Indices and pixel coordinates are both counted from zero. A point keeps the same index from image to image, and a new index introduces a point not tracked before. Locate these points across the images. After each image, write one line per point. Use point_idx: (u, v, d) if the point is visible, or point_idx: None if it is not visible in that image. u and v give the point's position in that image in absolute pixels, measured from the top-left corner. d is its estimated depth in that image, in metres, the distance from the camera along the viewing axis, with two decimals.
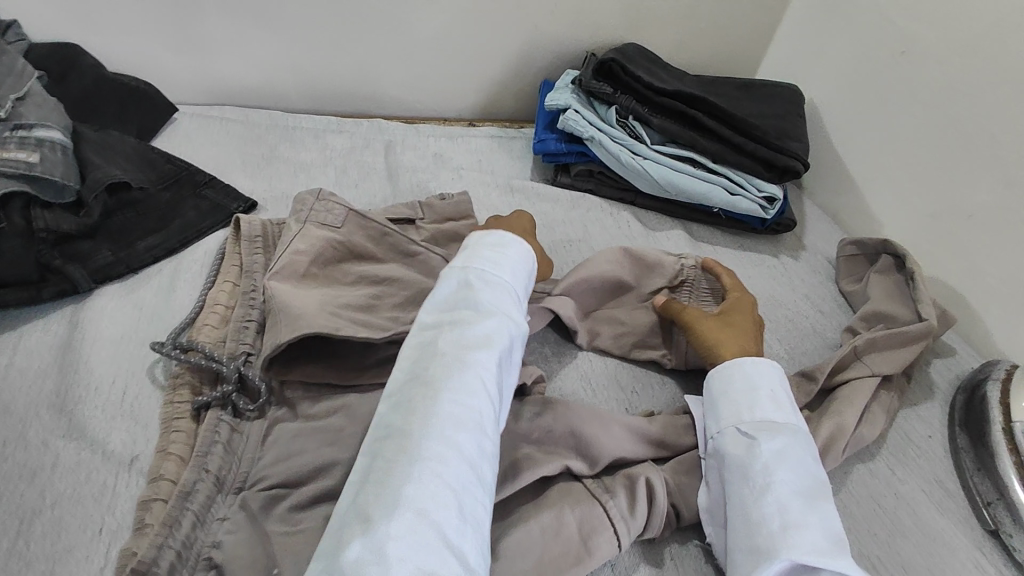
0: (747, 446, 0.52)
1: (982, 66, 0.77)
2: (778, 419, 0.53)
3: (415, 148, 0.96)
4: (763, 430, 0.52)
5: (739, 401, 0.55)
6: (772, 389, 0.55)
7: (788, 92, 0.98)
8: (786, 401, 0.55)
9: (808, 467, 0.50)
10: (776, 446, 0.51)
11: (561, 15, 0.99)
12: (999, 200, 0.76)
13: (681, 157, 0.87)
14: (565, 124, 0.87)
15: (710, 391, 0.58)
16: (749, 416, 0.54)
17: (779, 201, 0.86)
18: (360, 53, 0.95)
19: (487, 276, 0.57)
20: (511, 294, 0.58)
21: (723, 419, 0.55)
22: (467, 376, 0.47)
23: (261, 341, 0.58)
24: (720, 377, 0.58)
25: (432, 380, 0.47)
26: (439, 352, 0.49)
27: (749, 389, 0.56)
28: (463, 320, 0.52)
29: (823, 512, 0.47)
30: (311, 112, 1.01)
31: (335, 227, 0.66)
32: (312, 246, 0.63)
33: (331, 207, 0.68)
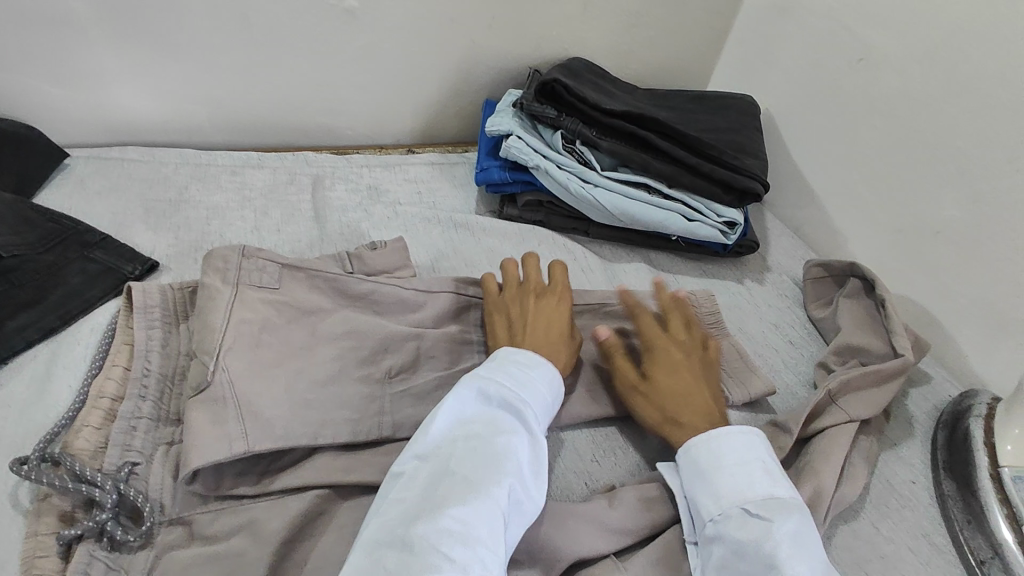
0: (762, 528, 0.46)
1: (941, 74, 0.73)
2: (783, 495, 0.48)
3: (345, 181, 0.88)
4: (773, 509, 0.47)
5: (735, 475, 0.49)
6: (764, 461, 0.50)
7: (743, 102, 0.92)
8: (779, 470, 0.50)
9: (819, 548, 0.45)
10: (792, 526, 0.45)
11: (500, 29, 0.92)
12: (965, 215, 0.72)
13: (634, 182, 0.81)
14: (508, 152, 0.80)
15: (695, 463, 0.51)
16: (758, 493, 0.48)
17: (740, 225, 0.80)
18: (279, 80, 0.86)
19: (516, 381, 0.52)
20: (538, 396, 0.53)
21: (718, 496, 0.49)
22: (481, 496, 0.44)
23: (151, 446, 0.49)
24: (707, 447, 0.51)
25: (439, 492, 0.44)
26: (452, 465, 0.46)
27: (744, 462, 0.50)
28: (479, 431, 0.49)
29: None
30: (230, 145, 0.92)
31: (271, 288, 0.58)
32: (260, 312, 0.55)
33: (262, 263, 0.59)
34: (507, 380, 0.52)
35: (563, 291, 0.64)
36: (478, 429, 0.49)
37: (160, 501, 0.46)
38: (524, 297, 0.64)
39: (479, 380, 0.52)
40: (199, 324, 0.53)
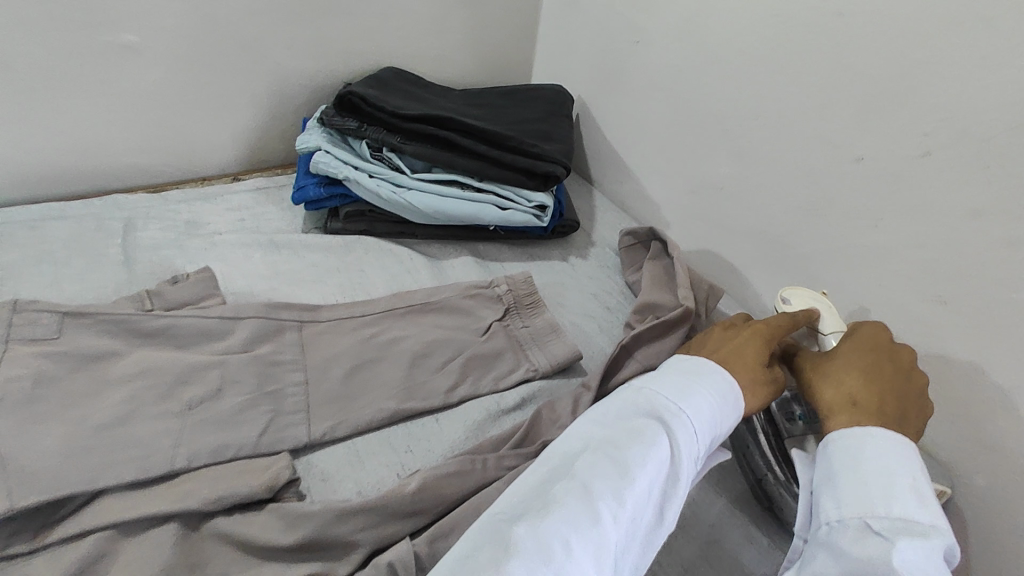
0: (862, 545, 0.42)
1: (695, 46, 0.80)
2: (930, 519, 0.42)
3: (161, 218, 0.85)
4: (894, 529, 0.42)
5: (869, 484, 0.44)
6: (914, 477, 0.44)
7: (551, 93, 0.98)
8: (931, 495, 0.43)
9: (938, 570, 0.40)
10: (908, 545, 0.41)
11: (304, 48, 0.93)
12: (736, 170, 0.80)
13: (448, 181, 0.84)
14: (317, 167, 0.81)
15: (830, 463, 0.48)
16: (884, 506, 0.43)
17: (551, 207, 0.85)
18: (71, 123, 0.83)
19: (721, 394, 0.51)
20: (705, 417, 0.49)
21: (843, 505, 0.44)
22: (592, 517, 0.42)
23: None
24: (854, 442, 0.48)
25: (550, 501, 0.43)
26: (579, 468, 0.46)
27: (886, 470, 0.45)
28: (646, 438, 0.47)
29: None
30: (31, 199, 0.86)
31: (49, 340, 0.57)
32: (32, 366, 0.53)
33: (37, 316, 0.57)
34: (726, 390, 0.52)
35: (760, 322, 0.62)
36: (614, 442, 0.47)
37: None
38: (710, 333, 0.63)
39: (701, 382, 0.52)
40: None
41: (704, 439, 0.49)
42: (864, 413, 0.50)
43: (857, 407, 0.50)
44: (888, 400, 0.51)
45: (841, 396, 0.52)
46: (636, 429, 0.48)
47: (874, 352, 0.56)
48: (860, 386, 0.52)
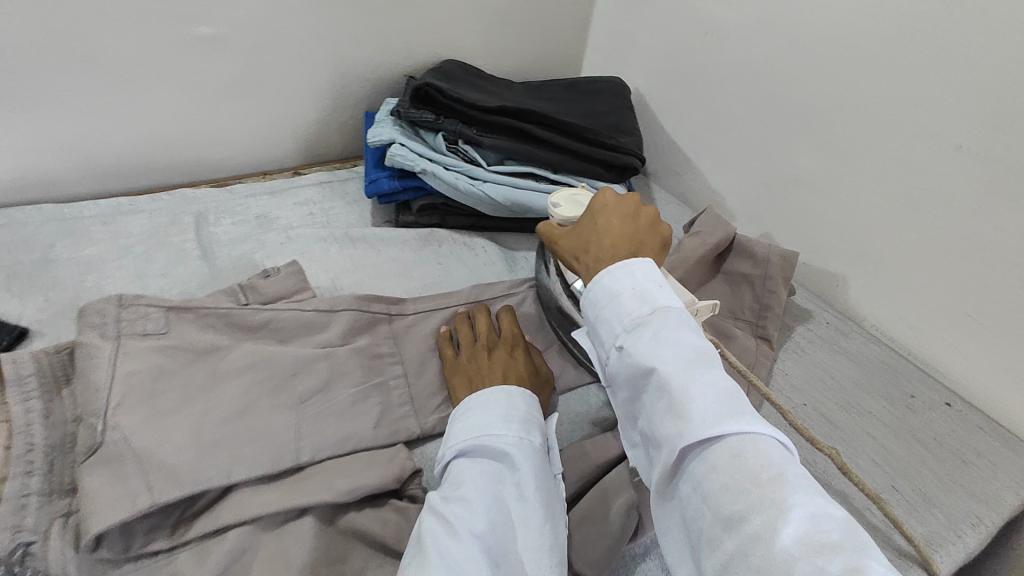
0: (622, 368, 0.46)
1: (774, 37, 0.80)
2: (649, 310, 0.47)
3: (231, 213, 0.85)
4: (631, 336, 0.46)
5: (610, 315, 0.48)
6: (636, 286, 0.48)
7: (614, 84, 0.97)
8: (655, 290, 0.48)
9: (684, 346, 0.44)
10: (643, 344, 0.45)
11: (369, 41, 0.92)
12: (814, 160, 0.80)
13: (523, 173, 0.83)
14: (393, 160, 0.80)
15: (587, 316, 0.51)
16: (626, 326, 0.47)
17: (624, 198, 0.85)
18: (143, 118, 0.82)
19: (513, 396, 0.55)
20: (506, 412, 0.53)
21: (602, 343, 0.49)
22: (455, 539, 0.44)
23: (46, 522, 0.46)
24: (590, 296, 0.51)
25: (419, 545, 0.45)
26: (431, 511, 0.47)
27: (615, 293, 0.49)
28: (478, 461, 0.50)
29: (716, 392, 0.41)
30: (99, 194, 0.86)
31: (159, 335, 0.56)
32: (148, 361, 0.53)
33: (143, 310, 0.56)
34: (515, 393, 0.55)
35: (515, 343, 0.64)
36: (450, 480, 0.50)
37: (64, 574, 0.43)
38: (479, 355, 0.62)
39: (490, 399, 0.55)
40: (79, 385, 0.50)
41: (527, 431, 0.53)
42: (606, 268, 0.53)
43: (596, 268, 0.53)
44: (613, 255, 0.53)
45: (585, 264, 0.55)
46: (458, 461, 0.51)
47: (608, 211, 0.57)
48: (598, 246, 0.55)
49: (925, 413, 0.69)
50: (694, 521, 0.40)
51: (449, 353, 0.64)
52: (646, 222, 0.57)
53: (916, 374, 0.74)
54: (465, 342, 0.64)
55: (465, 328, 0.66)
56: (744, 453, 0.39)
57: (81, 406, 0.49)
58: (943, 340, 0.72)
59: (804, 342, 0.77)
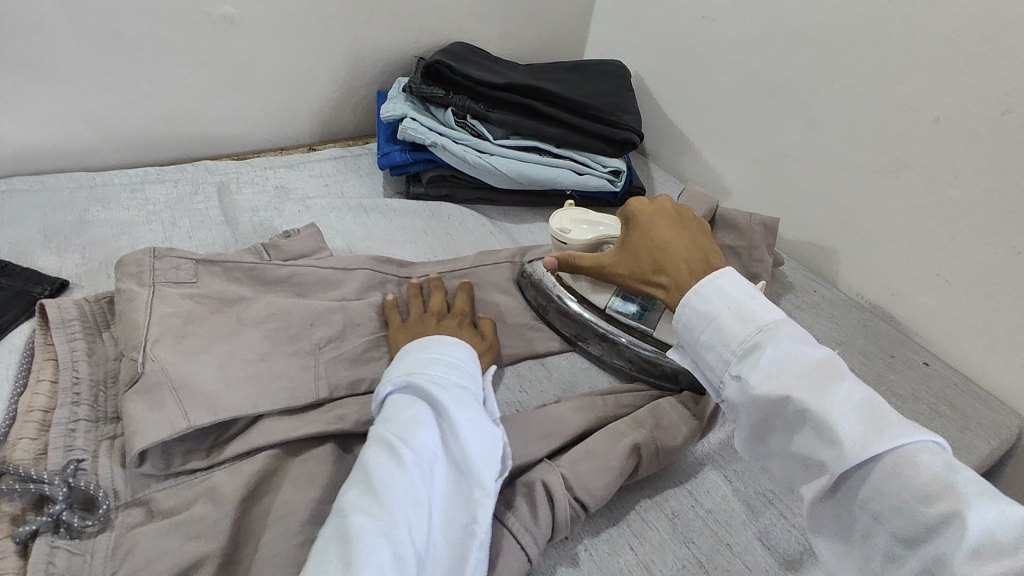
0: (744, 397, 0.50)
1: (768, 18, 0.84)
2: (754, 330, 0.51)
3: (251, 184, 0.89)
4: (744, 359, 0.51)
5: (715, 339, 0.53)
6: (729, 305, 0.53)
7: (615, 66, 1.01)
8: (748, 305, 0.53)
9: (802, 361, 0.48)
10: (757, 368, 0.49)
11: (381, 22, 0.96)
12: (804, 136, 0.84)
13: (527, 147, 0.88)
14: (405, 133, 0.84)
15: (691, 341, 0.56)
16: (733, 347, 0.51)
17: (624, 172, 0.89)
18: (167, 92, 0.86)
19: (442, 343, 0.55)
20: (444, 360, 0.53)
21: (711, 369, 0.54)
22: (395, 478, 0.44)
23: (94, 443, 0.50)
24: (686, 324, 0.56)
25: (357, 482, 0.45)
26: (369, 449, 0.47)
27: (711, 318, 0.54)
28: (405, 402, 0.50)
29: (852, 408, 0.45)
30: (125, 165, 0.90)
31: (190, 283, 0.61)
32: (181, 305, 0.57)
33: (175, 262, 0.61)
34: (444, 341, 0.55)
35: (464, 315, 0.66)
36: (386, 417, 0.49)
37: (111, 488, 0.48)
38: (427, 321, 0.64)
39: (417, 348, 0.55)
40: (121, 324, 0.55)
41: (456, 373, 0.53)
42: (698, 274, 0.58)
43: (689, 278, 0.59)
44: (695, 262, 0.60)
45: (662, 278, 0.61)
46: (395, 399, 0.51)
47: (662, 222, 0.64)
48: (673, 256, 0.60)
49: (905, 371, 0.73)
50: (873, 542, 0.43)
51: (397, 318, 0.65)
52: (689, 219, 0.65)
53: (898, 337, 0.78)
54: (414, 308, 0.66)
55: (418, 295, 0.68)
56: (903, 467, 0.42)
57: (123, 341, 0.54)
58: (922, 304, 0.76)
59: (793, 308, 0.82)
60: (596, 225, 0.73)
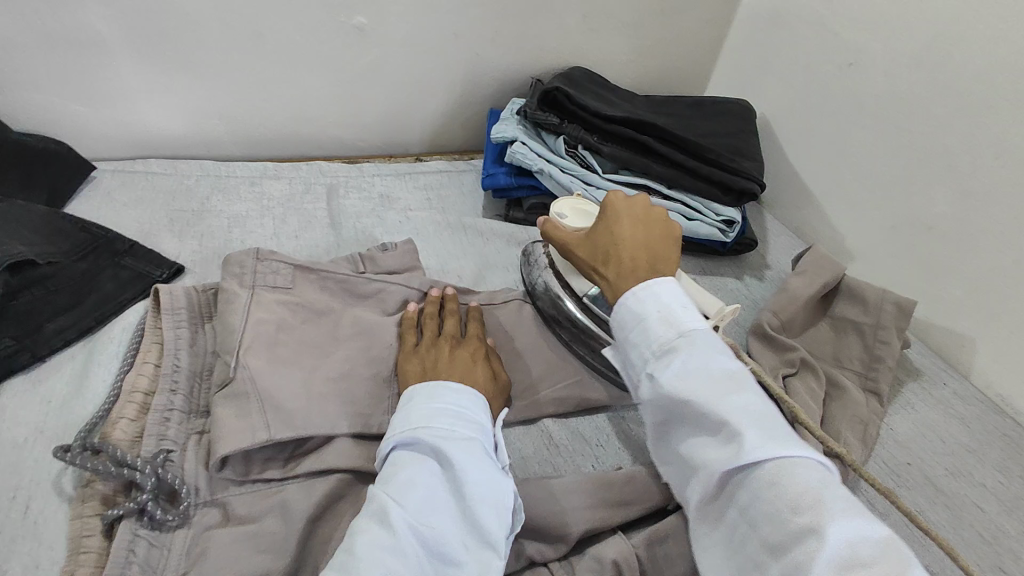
0: (651, 396, 0.46)
1: (930, 76, 0.76)
2: (675, 333, 0.46)
3: (358, 189, 0.91)
4: (659, 359, 0.46)
5: (636, 339, 0.48)
6: (661, 306, 0.48)
7: (740, 107, 0.95)
8: (676, 307, 0.47)
9: (714, 366, 0.44)
10: (673, 372, 0.45)
11: (504, 43, 0.96)
12: (954, 210, 0.74)
13: (637, 184, 0.84)
14: (514, 158, 0.83)
15: (615, 338, 0.50)
16: (657, 348, 0.46)
17: (738, 223, 0.84)
18: (293, 94, 0.90)
19: (450, 391, 0.52)
20: (447, 409, 0.50)
21: (630, 369, 0.49)
22: (386, 545, 0.41)
23: (184, 435, 0.53)
24: (617, 320, 0.50)
25: (347, 549, 0.42)
26: (367, 510, 0.45)
27: (638, 318, 0.48)
28: (407, 459, 0.47)
29: (746, 413, 0.41)
30: (248, 157, 0.95)
31: (286, 289, 0.62)
32: (274, 312, 0.59)
33: (275, 266, 0.63)
34: (452, 388, 0.52)
35: (479, 347, 0.62)
36: (386, 476, 0.47)
37: (195, 484, 0.49)
38: (438, 348, 0.61)
39: (420, 396, 0.52)
40: (221, 326, 0.57)
41: (462, 424, 0.50)
42: (639, 269, 0.53)
43: (624, 268, 0.54)
44: (640, 256, 0.54)
45: (609, 267, 0.55)
46: (398, 455, 0.48)
47: (630, 215, 0.58)
48: (620, 247, 0.55)
49: None
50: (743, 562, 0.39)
51: (409, 341, 0.62)
52: (660, 217, 0.59)
53: None
54: (428, 329, 0.64)
55: (433, 317, 0.65)
56: (783, 479, 0.38)
57: (223, 342, 0.56)
58: None
59: (914, 397, 0.73)
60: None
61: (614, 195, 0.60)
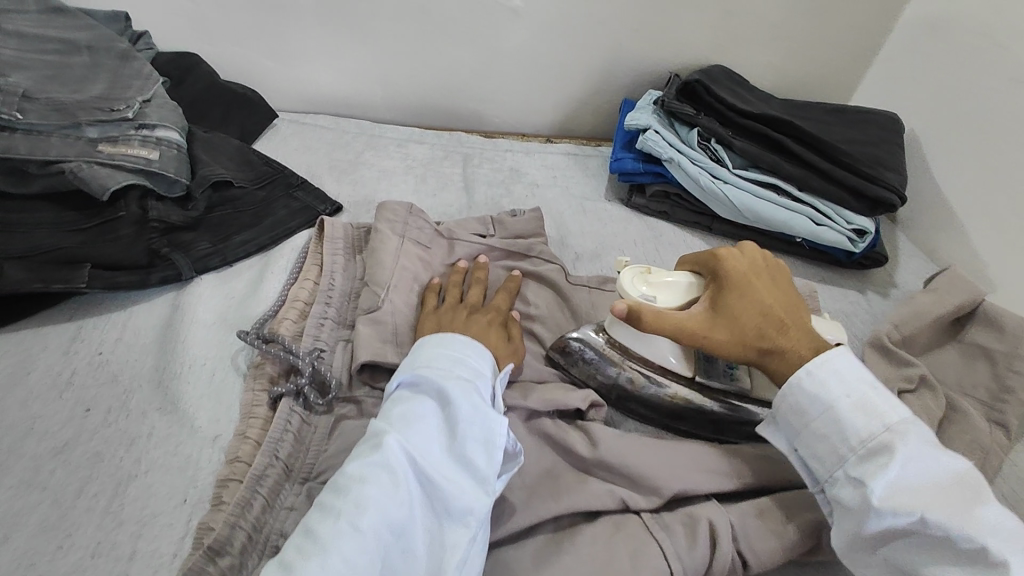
0: (859, 498, 0.46)
1: None
2: (880, 427, 0.47)
3: (491, 161, 0.98)
4: (866, 459, 0.47)
5: (829, 433, 0.49)
6: (850, 394, 0.49)
7: (886, 118, 0.91)
8: (872, 397, 0.49)
9: (931, 470, 0.45)
10: (881, 475, 0.45)
11: (647, 35, 0.97)
12: None
13: (765, 183, 0.84)
14: (645, 144, 0.86)
15: (801, 426, 0.51)
16: (858, 448, 0.48)
17: (870, 234, 0.82)
18: (445, 68, 0.98)
19: (456, 341, 0.55)
20: (449, 359, 0.53)
21: (816, 457, 0.50)
22: (376, 468, 0.44)
23: (333, 341, 0.61)
24: (793, 406, 0.51)
25: (344, 469, 0.45)
26: (366, 437, 0.47)
27: (860, 407, 0.49)
28: (407, 396, 0.50)
29: (997, 531, 0.42)
30: (397, 122, 1.05)
31: (424, 248, 0.70)
32: (415, 265, 0.67)
33: (421, 224, 0.71)
34: (456, 338, 0.55)
35: (497, 313, 0.64)
36: (387, 409, 0.49)
37: (340, 380, 0.58)
38: (458, 311, 0.62)
39: (428, 345, 0.55)
40: (373, 262, 0.65)
41: (462, 370, 0.52)
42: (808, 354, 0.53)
43: (803, 348, 0.54)
44: (803, 333, 0.55)
45: (766, 347, 0.54)
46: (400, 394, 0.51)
47: (751, 270, 0.59)
48: (769, 321, 0.55)
49: None
50: None
51: (431, 303, 0.64)
52: (766, 262, 0.61)
53: None
54: (450, 296, 0.65)
55: (457, 282, 0.66)
56: None
57: (376, 275, 0.64)
58: None
59: None
60: (677, 286, 0.60)
61: (721, 253, 0.59)
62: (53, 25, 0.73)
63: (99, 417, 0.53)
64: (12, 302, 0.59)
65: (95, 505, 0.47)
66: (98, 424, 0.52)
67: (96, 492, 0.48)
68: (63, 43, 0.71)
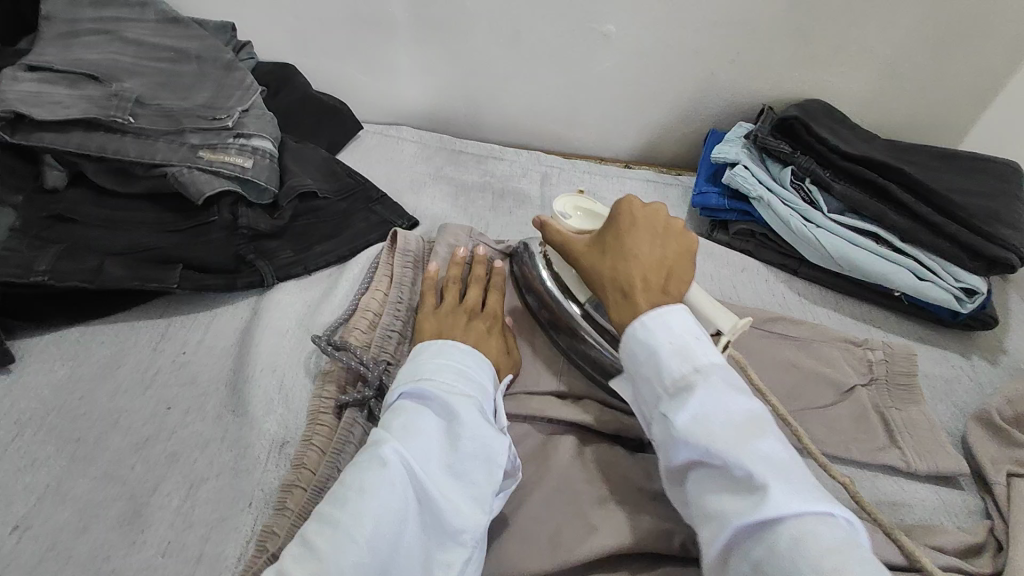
0: (667, 435, 0.44)
1: None
2: (689, 369, 0.45)
3: (569, 183, 0.97)
4: (675, 398, 0.45)
5: (655, 374, 0.46)
6: (674, 340, 0.46)
7: (1007, 167, 0.83)
8: (692, 342, 0.46)
9: (730, 407, 0.43)
10: (685, 413, 0.43)
11: (743, 65, 0.93)
12: None
13: (864, 231, 0.79)
14: (732, 179, 0.82)
15: (637, 368, 0.48)
16: (666, 391, 0.45)
17: (982, 295, 0.75)
18: (530, 89, 0.98)
19: (456, 349, 0.52)
20: (452, 369, 0.50)
21: (651, 405, 0.48)
22: (375, 485, 0.42)
23: (400, 354, 0.61)
24: (631, 347, 0.48)
25: (339, 481, 0.43)
26: (364, 448, 0.45)
27: (681, 349, 0.46)
28: (409, 406, 0.48)
29: (768, 461, 0.40)
30: (478, 138, 1.06)
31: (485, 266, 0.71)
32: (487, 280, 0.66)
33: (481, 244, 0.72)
34: (459, 347, 0.53)
35: (497, 319, 0.61)
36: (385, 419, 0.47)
37: None
38: (458, 313, 0.60)
39: (427, 351, 0.52)
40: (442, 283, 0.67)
41: (464, 382, 0.50)
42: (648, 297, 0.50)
43: (641, 295, 0.50)
44: (651, 283, 0.51)
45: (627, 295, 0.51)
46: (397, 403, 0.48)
47: (645, 223, 0.55)
48: (631, 267, 0.52)
49: None
50: None
51: (430, 302, 0.62)
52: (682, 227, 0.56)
53: None
54: (448, 294, 0.63)
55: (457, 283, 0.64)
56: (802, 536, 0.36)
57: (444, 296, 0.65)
58: None
59: None
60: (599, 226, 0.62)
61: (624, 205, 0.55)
62: (168, 33, 0.77)
63: (178, 416, 0.55)
64: (111, 297, 0.63)
65: (167, 503, 0.49)
66: (177, 425, 0.55)
67: (169, 491, 0.50)
68: (175, 51, 0.75)
